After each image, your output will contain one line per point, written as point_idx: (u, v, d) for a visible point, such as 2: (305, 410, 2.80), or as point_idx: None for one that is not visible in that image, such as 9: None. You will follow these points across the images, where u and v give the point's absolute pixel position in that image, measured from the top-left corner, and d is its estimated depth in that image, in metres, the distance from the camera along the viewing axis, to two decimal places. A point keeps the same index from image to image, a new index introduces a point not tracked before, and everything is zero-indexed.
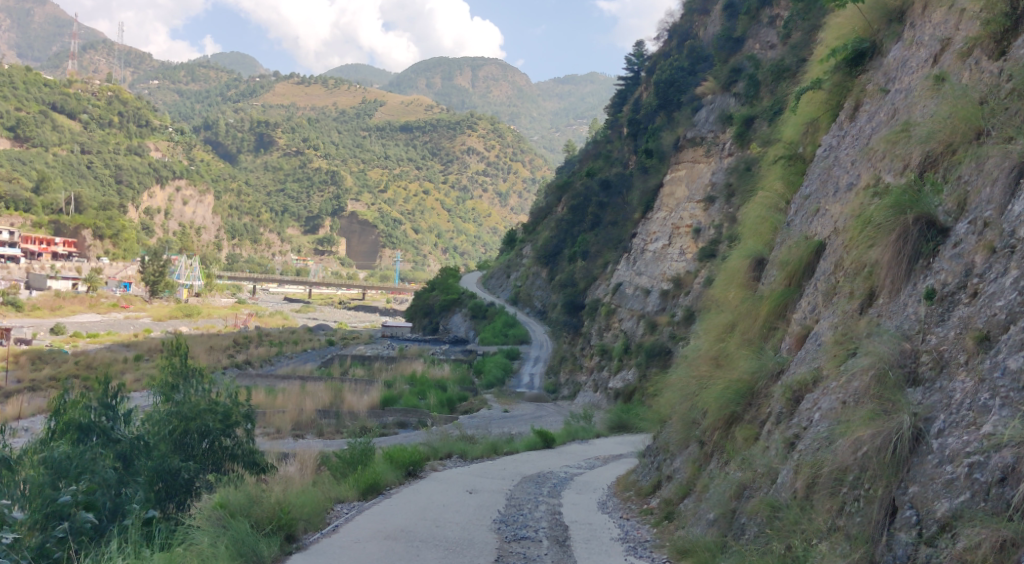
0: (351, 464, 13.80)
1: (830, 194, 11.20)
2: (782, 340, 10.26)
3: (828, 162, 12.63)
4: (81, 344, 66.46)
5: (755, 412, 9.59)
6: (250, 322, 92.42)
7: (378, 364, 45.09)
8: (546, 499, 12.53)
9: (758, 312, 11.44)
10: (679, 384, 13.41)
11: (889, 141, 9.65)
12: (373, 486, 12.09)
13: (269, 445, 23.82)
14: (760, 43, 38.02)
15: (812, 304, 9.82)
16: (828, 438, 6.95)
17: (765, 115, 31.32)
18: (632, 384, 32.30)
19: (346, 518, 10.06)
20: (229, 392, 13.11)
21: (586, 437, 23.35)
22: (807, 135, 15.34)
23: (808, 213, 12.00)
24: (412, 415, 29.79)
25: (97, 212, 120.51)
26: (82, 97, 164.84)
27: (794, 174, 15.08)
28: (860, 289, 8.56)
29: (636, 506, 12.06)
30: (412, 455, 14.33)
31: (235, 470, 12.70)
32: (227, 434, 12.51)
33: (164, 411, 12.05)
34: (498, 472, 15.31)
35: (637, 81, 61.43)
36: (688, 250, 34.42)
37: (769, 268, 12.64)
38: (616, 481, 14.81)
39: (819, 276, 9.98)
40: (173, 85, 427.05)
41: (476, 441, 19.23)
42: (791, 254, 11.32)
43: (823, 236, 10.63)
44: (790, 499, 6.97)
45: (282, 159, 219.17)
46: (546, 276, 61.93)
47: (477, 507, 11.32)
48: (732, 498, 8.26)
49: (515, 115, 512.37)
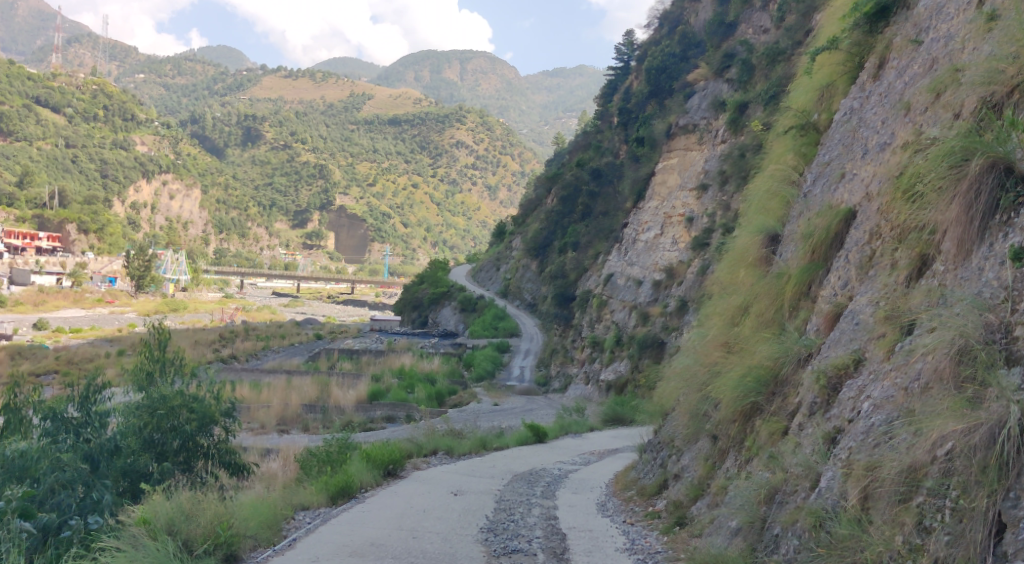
0: (323, 463, 12.54)
1: (858, 156, 9.96)
2: (809, 321, 8.96)
3: (851, 124, 11.38)
4: (63, 339, 64.93)
5: (780, 403, 8.33)
6: (237, 316, 90.92)
7: (366, 358, 43.77)
8: (540, 501, 11.30)
9: (777, 292, 10.14)
10: (684, 372, 12.22)
11: (931, 93, 8.47)
12: (343, 489, 10.78)
13: (250, 442, 22.53)
14: (753, 27, 36.79)
15: (844, 279, 8.58)
16: (890, 433, 5.75)
17: (759, 100, 29.96)
18: (624, 376, 31.08)
19: (318, 527, 8.88)
20: (207, 388, 12.52)
21: (580, 431, 22.09)
22: (821, 100, 13.99)
23: (831, 179, 10.74)
24: (400, 409, 28.56)
25: (81, 206, 118.42)
26: (66, 90, 162.47)
27: (805, 145, 13.78)
28: (905, 259, 7.43)
29: (641, 508, 10.80)
30: (392, 452, 13.07)
31: (209, 470, 12.02)
32: (203, 430, 11.88)
33: (135, 406, 11.56)
34: (487, 471, 14.04)
35: (626, 70, 60.18)
36: (682, 240, 33.17)
37: (783, 246, 11.43)
38: (615, 479, 13.59)
39: (851, 247, 8.75)
40: (160, 79, 422.88)
41: (464, 436, 17.97)
42: (814, 225, 10.05)
43: (853, 203, 9.35)
44: (845, 508, 5.74)
45: (269, 153, 217.10)
46: (537, 269, 60.58)
47: (462, 512, 10.09)
48: (758, 500, 7.05)
49: (505, 107, 509.61)
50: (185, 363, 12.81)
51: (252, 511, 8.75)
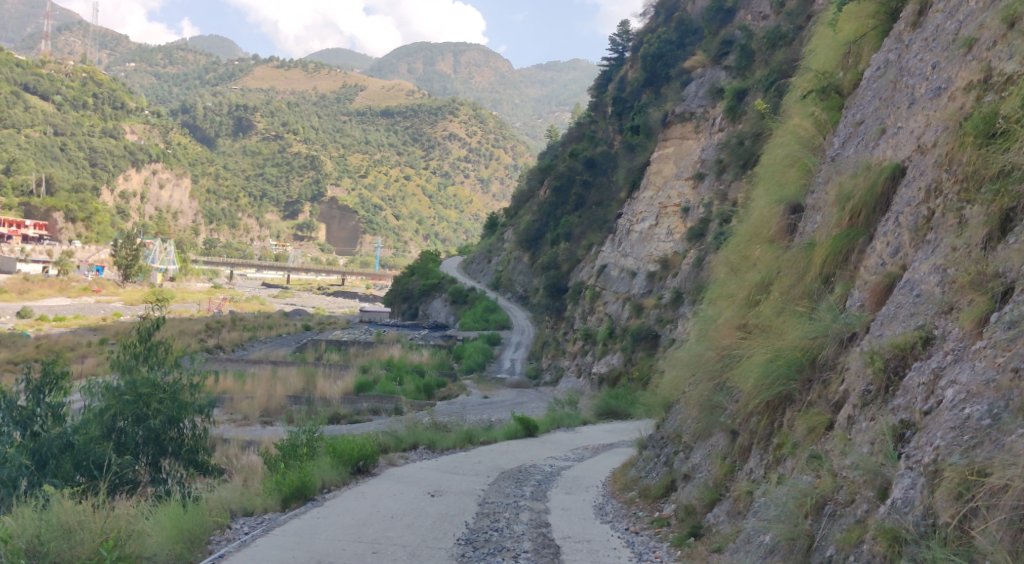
0: (288, 457, 11.14)
1: (903, 108, 8.54)
2: (849, 294, 7.56)
3: (889, 75, 9.93)
4: (46, 327, 63.25)
5: (818, 392, 6.89)
6: (225, 306, 89.10)
7: (354, 349, 42.24)
8: (530, 504, 9.90)
9: (804, 265, 8.75)
10: (692, 357, 10.83)
11: (1005, 24, 7.02)
12: (300, 490, 9.34)
13: (227, 435, 21.03)
14: (752, 13, 35.35)
15: (894, 245, 7.22)
16: (997, 432, 4.49)
17: (758, 87, 28.53)
18: (617, 369, 29.65)
19: (265, 536, 7.57)
20: (185, 379, 11.44)
21: (573, 426, 20.72)
22: (847, 58, 12.61)
23: (866, 138, 9.34)
24: (387, 401, 27.01)
25: (69, 194, 116.33)
26: (55, 78, 160.03)
27: (827, 110, 12.30)
28: (981, 216, 6.06)
29: (645, 513, 9.44)
30: (364, 447, 11.57)
31: (176, 468, 10.99)
32: (174, 423, 10.83)
33: (100, 401, 10.52)
34: (471, 468, 12.67)
35: (621, 62, 58.94)
36: (677, 230, 31.70)
37: (808, 215, 10.08)
38: (612, 478, 12.22)
39: (901, 208, 7.40)
40: (151, 68, 418.75)
41: (449, 430, 16.53)
42: (850, 187, 8.65)
43: (902, 158, 7.95)
44: (934, 530, 4.50)
45: (261, 143, 214.92)
46: (528, 261, 59.05)
47: (440, 517, 8.73)
48: (798, 505, 5.72)
49: (498, 101, 506.64)
50: (169, 353, 11.52)
51: (171, 522, 7.40)
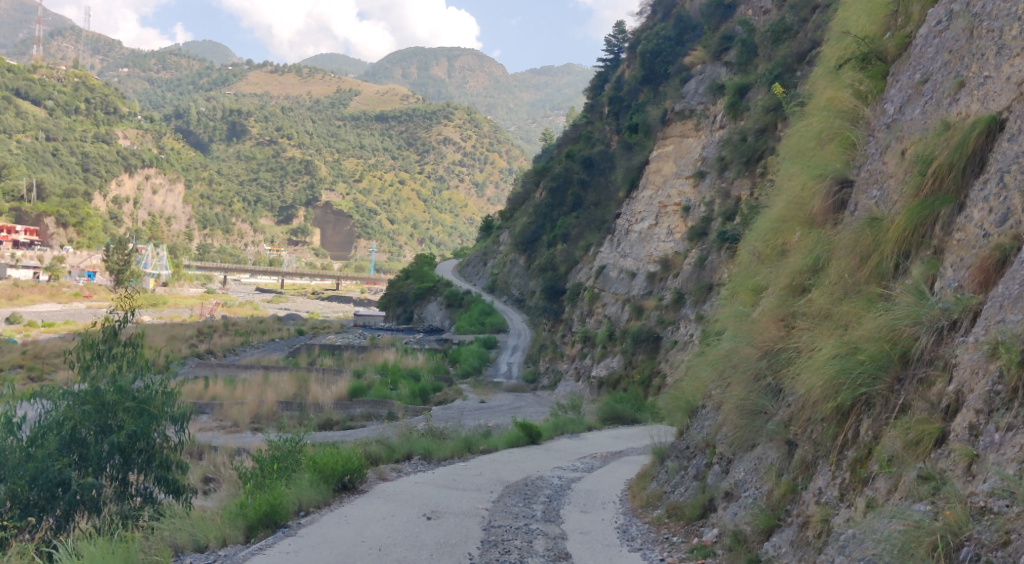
0: (265, 472, 9.67)
1: (996, 52, 7.11)
2: (942, 272, 6.15)
3: (962, 19, 8.44)
4: (34, 333, 61.58)
5: (912, 392, 5.58)
6: (218, 312, 87.23)
7: (349, 353, 40.75)
8: (545, 526, 8.49)
9: (865, 239, 7.33)
10: (725, 351, 9.34)
11: None
12: (276, 513, 7.98)
13: (212, 443, 19.57)
14: (753, 8, 33.76)
15: (1003, 209, 5.89)
16: None
17: (759, 82, 27.04)
18: (617, 373, 28.23)
19: None
20: (160, 384, 9.96)
21: (576, 432, 19.27)
22: (894, 19, 11.12)
23: (942, 92, 7.90)
24: (381, 406, 25.52)
25: (60, 199, 114.64)
26: (47, 82, 158.12)
27: (868, 79, 10.78)
28: None
29: (679, 538, 8.04)
30: (350, 461, 10.10)
31: (145, 485, 9.52)
32: (143, 435, 9.34)
33: (57, 412, 9.09)
34: (472, 481, 11.18)
35: (617, 63, 57.63)
36: (677, 230, 30.32)
37: (862, 186, 8.71)
38: (632, 494, 10.75)
39: (1007, 168, 6.08)
40: (143, 73, 415.30)
41: (446, 437, 15.14)
42: (926, 147, 7.26)
43: (999, 111, 6.60)
44: None
45: (255, 148, 212.67)
46: (524, 264, 57.55)
47: (445, 545, 7.40)
48: (919, 543, 4.66)
49: (494, 104, 503.72)
50: (146, 351, 10.05)
51: None
